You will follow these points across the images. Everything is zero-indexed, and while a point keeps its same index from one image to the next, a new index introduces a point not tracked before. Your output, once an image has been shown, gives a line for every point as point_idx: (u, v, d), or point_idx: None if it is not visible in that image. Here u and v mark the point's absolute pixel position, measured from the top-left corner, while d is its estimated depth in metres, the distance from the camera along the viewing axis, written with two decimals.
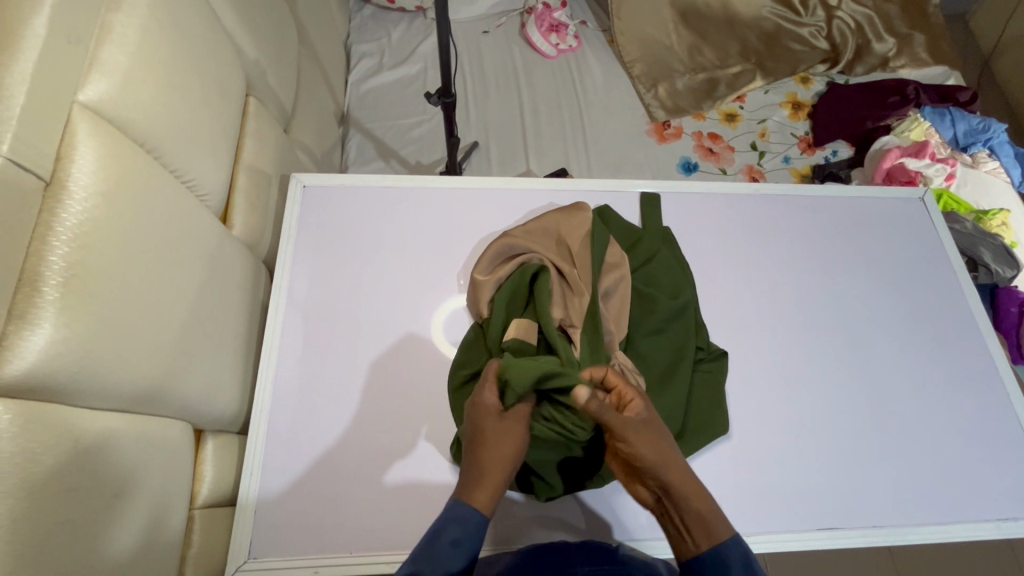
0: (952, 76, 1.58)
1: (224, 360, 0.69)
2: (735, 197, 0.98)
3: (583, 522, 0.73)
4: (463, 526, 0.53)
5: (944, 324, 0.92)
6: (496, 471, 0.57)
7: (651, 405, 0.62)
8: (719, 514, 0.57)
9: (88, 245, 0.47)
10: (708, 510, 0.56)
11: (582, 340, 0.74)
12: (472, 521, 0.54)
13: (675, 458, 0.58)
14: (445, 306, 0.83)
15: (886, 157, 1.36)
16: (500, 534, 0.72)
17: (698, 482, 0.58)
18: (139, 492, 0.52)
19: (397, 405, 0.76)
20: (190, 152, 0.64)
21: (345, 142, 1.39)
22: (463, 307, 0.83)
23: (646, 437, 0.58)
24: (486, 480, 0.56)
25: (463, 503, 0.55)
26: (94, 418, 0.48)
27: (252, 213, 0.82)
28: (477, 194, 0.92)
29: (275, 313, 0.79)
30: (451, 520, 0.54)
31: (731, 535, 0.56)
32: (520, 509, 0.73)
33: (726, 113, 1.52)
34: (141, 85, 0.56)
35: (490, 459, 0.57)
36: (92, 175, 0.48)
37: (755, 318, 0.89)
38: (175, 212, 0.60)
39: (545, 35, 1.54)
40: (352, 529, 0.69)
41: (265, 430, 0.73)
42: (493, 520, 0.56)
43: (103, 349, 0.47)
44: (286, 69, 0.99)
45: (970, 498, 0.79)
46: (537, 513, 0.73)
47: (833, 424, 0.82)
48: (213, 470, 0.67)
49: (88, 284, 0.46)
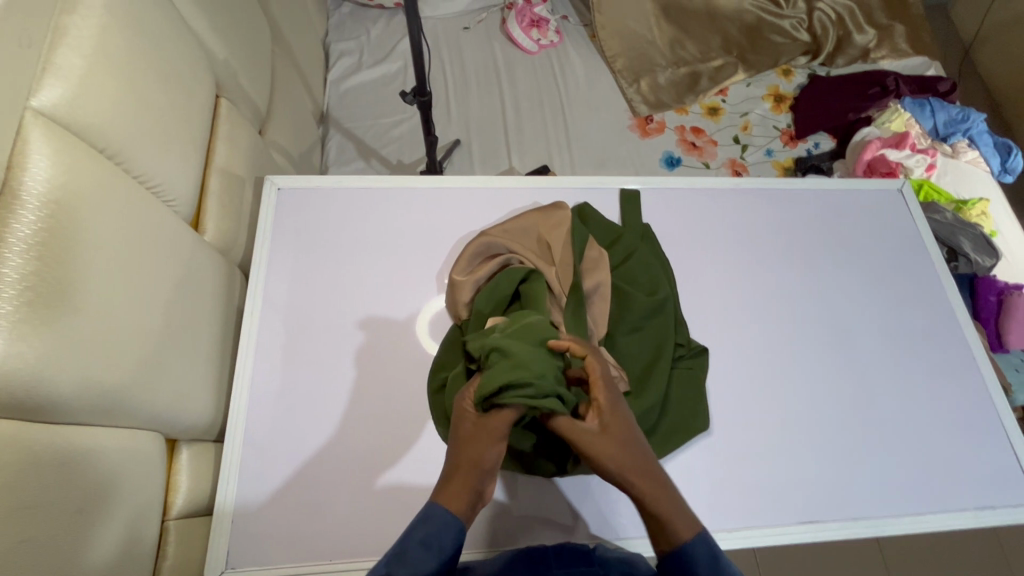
0: (932, 66, 1.59)
1: (197, 368, 0.68)
2: (715, 192, 0.98)
3: (568, 520, 0.73)
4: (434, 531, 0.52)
5: (922, 316, 0.92)
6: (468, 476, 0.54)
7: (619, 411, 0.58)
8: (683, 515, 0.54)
9: (44, 254, 0.46)
10: (672, 509, 0.54)
11: None
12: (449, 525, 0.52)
13: (636, 458, 0.55)
14: (429, 306, 0.82)
15: (867, 149, 1.36)
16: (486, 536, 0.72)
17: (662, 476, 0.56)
18: (109, 507, 0.51)
19: (376, 410, 0.75)
20: (154, 156, 0.62)
21: (324, 143, 1.37)
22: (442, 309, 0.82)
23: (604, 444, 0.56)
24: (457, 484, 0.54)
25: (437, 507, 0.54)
26: (56, 432, 0.47)
27: (225, 218, 0.80)
28: (455, 193, 0.91)
29: (251, 318, 0.78)
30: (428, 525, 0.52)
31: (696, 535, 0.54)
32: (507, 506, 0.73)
33: (709, 107, 1.52)
34: (101, 89, 0.55)
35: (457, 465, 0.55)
36: (47, 182, 0.47)
37: (736, 312, 0.89)
38: (139, 219, 0.58)
39: (526, 31, 1.53)
40: (332, 536, 0.68)
41: (243, 439, 0.72)
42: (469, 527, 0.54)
43: (62, 362, 0.46)
44: (260, 70, 0.97)
45: (950, 487, 0.80)
46: (523, 512, 0.73)
47: (814, 418, 0.83)
48: (188, 480, 0.66)
49: (45, 295, 0.45)
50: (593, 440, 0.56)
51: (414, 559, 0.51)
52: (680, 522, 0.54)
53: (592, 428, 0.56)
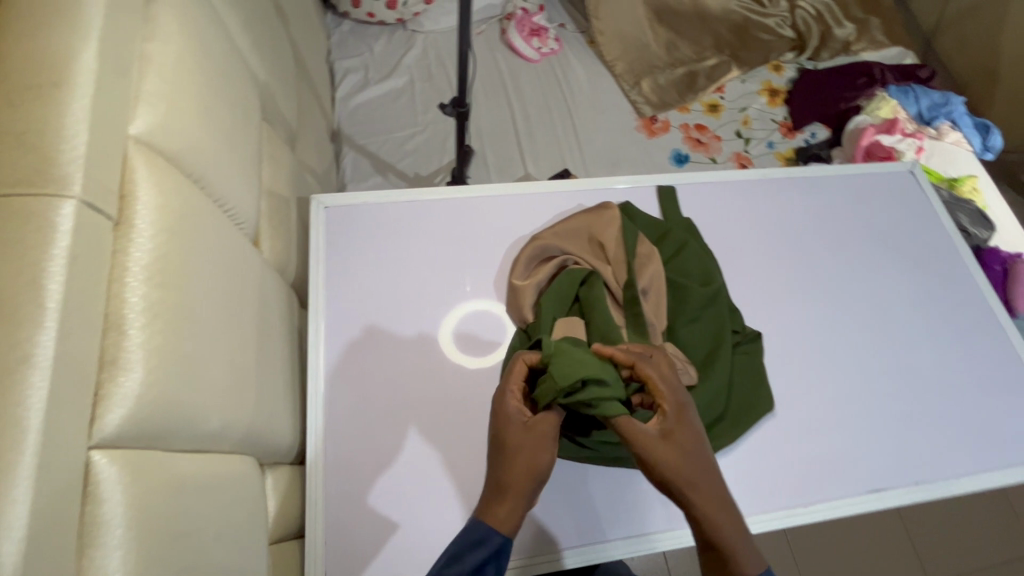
0: (908, 56, 1.69)
1: (276, 392, 0.67)
2: (742, 184, 1.02)
3: (599, 539, 0.73)
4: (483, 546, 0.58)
5: (946, 288, 0.98)
6: (525, 490, 0.58)
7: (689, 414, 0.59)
8: (746, 548, 0.55)
9: (165, 280, 0.45)
10: (739, 541, 0.54)
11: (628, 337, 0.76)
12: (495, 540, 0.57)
13: (704, 477, 0.56)
14: (447, 318, 0.81)
15: (863, 136, 1.43)
16: (569, 535, 0.73)
17: (724, 505, 0.56)
18: (234, 533, 0.50)
19: (452, 420, 0.75)
20: (229, 179, 0.62)
21: (339, 160, 1.37)
22: (461, 321, 0.81)
23: (673, 454, 0.56)
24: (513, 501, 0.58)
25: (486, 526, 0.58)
26: (185, 462, 0.46)
27: (279, 238, 0.80)
28: (499, 201, 0.92)
29: (317, 337, 0.78)
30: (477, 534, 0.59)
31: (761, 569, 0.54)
32: (538, 518, 0.73)
33: (709, 104, 1.57)
34: (186, 115, 0.55)
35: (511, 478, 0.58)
36: (157, 208, 0.47)
37: (777, 298, 0.93)
38: (223, 243, 0.58)
39: (527, 40, 1.56)
40: (426, 550, 0.68)
41: (324, 458, 0.71)
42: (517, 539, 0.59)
43: (187, 388, 0.45)
44: (289, 90, 0.97)
45: (994, 447, 0.85)
46: (555, 528, 0.73)
47: (863, 392, 0.87)
48: (278, 504, 0.65)
49: (170, 321, 0.45)
50: (655, 448, 0.57)
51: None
52: (746, 554, 0.54)
53: (655, 432, 0.58)
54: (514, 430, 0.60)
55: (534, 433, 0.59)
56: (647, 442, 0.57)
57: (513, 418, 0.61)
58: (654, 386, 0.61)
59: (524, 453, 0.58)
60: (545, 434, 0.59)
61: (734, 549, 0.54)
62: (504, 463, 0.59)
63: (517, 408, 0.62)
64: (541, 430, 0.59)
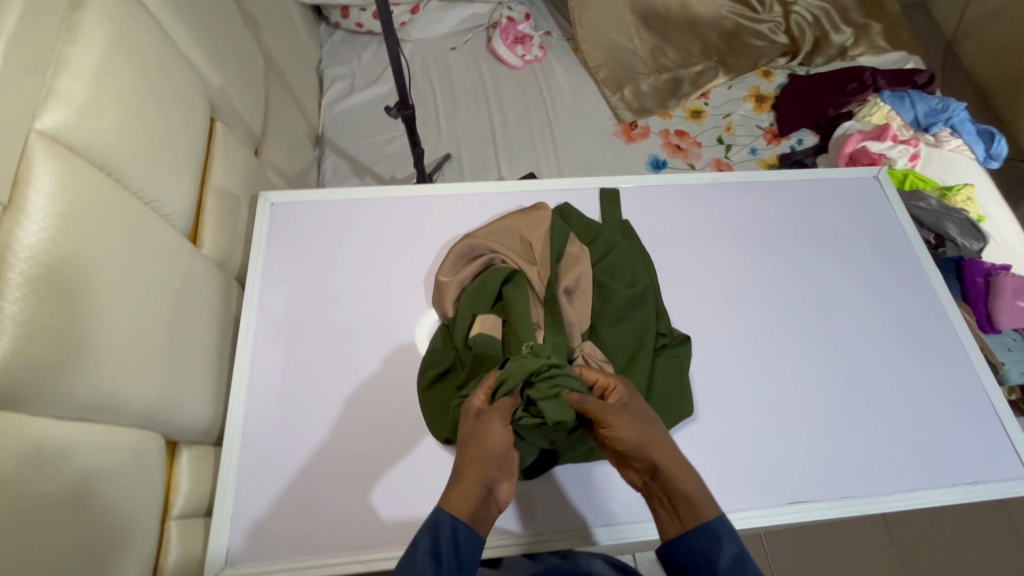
0: (910, 60, 1.62)
1: (192, 375, 0.71)
2: (694, 188, 1.01)
3: (627, 519, 0.74)
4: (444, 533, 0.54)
5: (903, 298, 0.93)
6: (479, 470, 0.58)
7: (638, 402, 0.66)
8: (703, 496, 0.59)
9: (44, 263, 0.50)
10: (697, 490, 0.59)
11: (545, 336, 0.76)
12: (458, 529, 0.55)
13: (657, 442, 0.61)
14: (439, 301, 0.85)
15: (848, 142, 1.40)
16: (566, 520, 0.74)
17: (682, 463, 0.60)
18: (100, 500, 0.54)
19: (370, 411, 0.77)
20: (151, 174, 0.67)
21: (320, 163, 1.43)
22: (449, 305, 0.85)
23: (632, 427, 0.62)
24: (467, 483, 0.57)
25: (447, 515, 0.55)
26: (56, 428, 0.50)
27: (222, 232, 0.84)
28: (441, 200, 0.94)
29: (248, 325, 0.82)
30: (441, 530, 0.54)
31: (717, 517, 0.57)
32: (566, 497, 0.76)
33: (692, 110, 1.56)
34: (99, 113, 0.59)
35: (471, 457, 0.59)
36: (50, 196, 0.51)
37: (718, 303, 0.90)
38: (136, 231, 0.63)
39: (511, 47, 1.59)
40: (327, 533, 0.70)
41: (239, 440, 0.75)
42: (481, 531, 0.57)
43: (60, 361, 0.50)
44: (253, 94, 1.03)
45: (939, 464, 0.80)
46: (564, 508, 0.75)
47: (800, 401, 0.83)
48: (189, 481, 0.69)
49: (46, 299, 0.49)
50: (615, 417, 0.62)
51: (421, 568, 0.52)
52: (703, 502, 0.58)
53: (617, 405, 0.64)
54: (471, 419, 0.63)
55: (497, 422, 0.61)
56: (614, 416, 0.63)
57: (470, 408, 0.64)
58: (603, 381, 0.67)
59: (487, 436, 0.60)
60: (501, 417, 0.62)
61: (697, 501, 0.58)
62: (461, 447, 0.60)
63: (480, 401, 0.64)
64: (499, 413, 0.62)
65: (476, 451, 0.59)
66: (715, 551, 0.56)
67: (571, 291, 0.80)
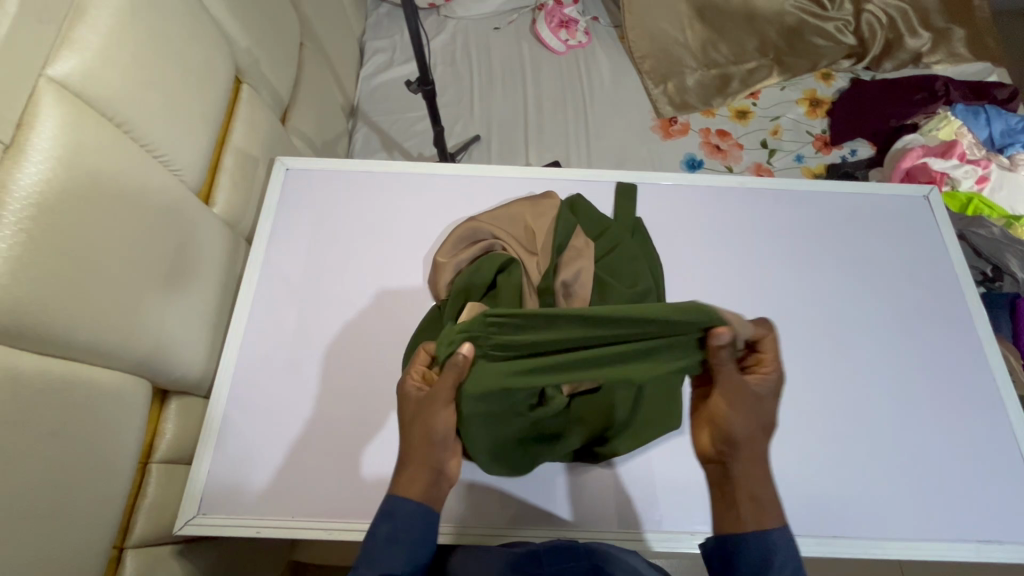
0: (994, 72, 1.47)
1: (189, 327, 0.73)
2: (719, 190, 0.95)
3: (689, 530, 0.71)
4: (401, 517, 0.55)
5: (937, 330, 0.85)
6: (426, 457, 0.56)
7: (772, 395, 0.59)
8: (774, 506, 0.56)
9: (39, 204, 0.52)
10: (767, 495, 0.57)
11: None
12: (410, 504, 0.55)
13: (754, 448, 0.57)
14: None
15: (906, 157, 1.28)
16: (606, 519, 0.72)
17: (763, 473, 0.57)
18: (78, 434, 0.57)
19: (354, 383, 0.78)
20: (162, 128, 0.68)
21: (352, 134, 1.44)
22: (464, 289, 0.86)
23: (747, 414, 0.57)
24: (416, 468, 0.56)
25: (399, 496, 0.56)
26: (36, 363, 0.53)
27: (235, 192, 0.86)
28: (452, 180, 0.93)
29: (249, 284, 0.84)
30: (393, 512, 0.55)
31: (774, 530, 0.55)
32: (627, 494, 0.73)
33: (737, 110, 1.47)
34: (112, 65, 0.61)
35: (414, 445, 0.57)
36: (53, 141, 0.54)
37: (729, 314, 0.85)
38: (142, 183, 0.65)
39: (555, 31, 1.55)
40: (297, 496, 0.72)
41: (226, 394, 0.77)
42: (437, 503, 0.57)
43: (45, 300, 0.52)
44: (284, 60, 1.04)
45: (949, 516, 0.73)
46: (594, 505, 0.72)
47: (804, 429, 0.78)
48: (174, 428, 0.72)
49: (38, 240, 0.51)
50: (740, 402, 0.57)
51: (383, 558, 0.53)
52: (771, 509, 0.56)
53: (756, 392, 0.57)
54: (410, 403, 0.58)
55: (438, 401, 0.57)
56: (745, 399, 0.57)
57: (409, 392, 0.59)
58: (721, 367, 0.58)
59: (422, 419, 0.57)
60: (443, 398, 0.57)
61: (765, 505, 0.56)
62: (404, 436, 0.58)
63: (416, 385, 0.59)
64: (440, 394, 0.57)
65: (420, 440, 0.56)
66: (766, 553, 0.54)
67: (568, 287, 0.78)
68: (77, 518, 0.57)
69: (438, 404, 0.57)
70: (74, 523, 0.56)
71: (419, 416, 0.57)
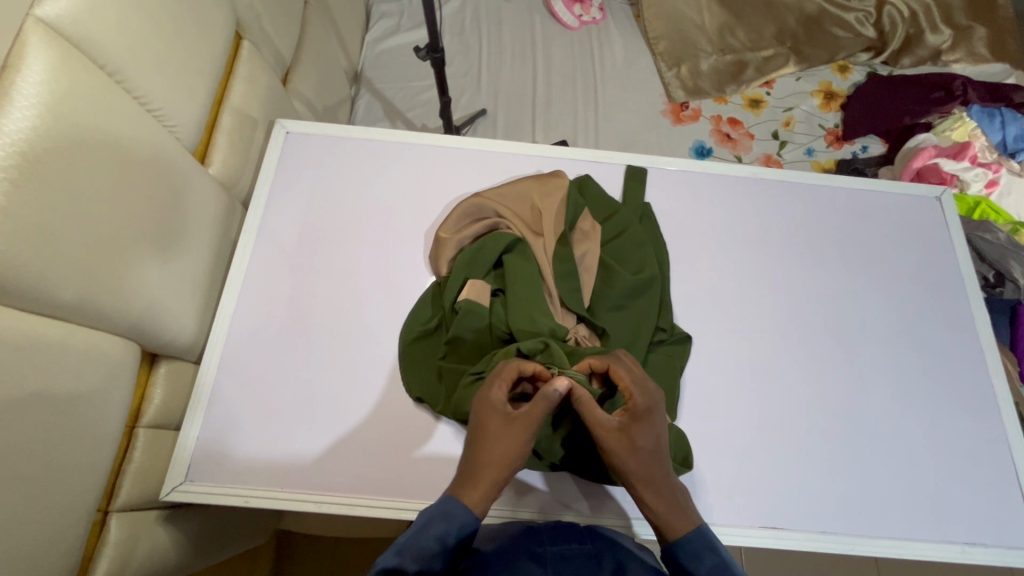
0: (1013, 75, 1.44)
1: (181, 291, 0.71)
2: (731, 179, 0.93)
3: None
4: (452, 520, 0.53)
5: (940, 333, 0.85)
6: (496, 475, 0.56)
7: (643, 417, 0.59)
8: (679, 516, 0.57)
9: (23, 153, 0.49)
10: (668, 510, 0.57)
11: (533, 308, 0.72)
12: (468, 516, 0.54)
13: (654, 463, 0.58)
14: None
15: (918, 156, 1.26)
16: (591, 501, 0.72)
17: (672, 487, 0.58)
18: (63, 396, 0.55)
19: (351, 355, 0.77)
20: (156, 80, 0.65)
21: (354, 101, 1.40)
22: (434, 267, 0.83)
23: (621, 447, 0.58)
24: (485, 481, 0.55)
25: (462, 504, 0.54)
26: (19, 321, 0.50)
27: (233, 154, 0.83)
28: (457, 154, 0.90)
29: (244, 249, 0.81)
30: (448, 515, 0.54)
31: (690, 533, 0.56)
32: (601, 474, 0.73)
33: (751, 98, 1.44)
34: (102, 9, 0.58)
35: (488, 462, 0.56)
36: (39, 86, 0.50)
37: (731, 305, 0.84)
38: (135, 137, 0.62)
39: (569, 6, 1.50)
40: (288, 467, 0.71)
41: (217, 361, 0.75)
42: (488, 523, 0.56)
43: (29, 254, 0.49)
44: (287, 17, 1.00)
45: (938, 517, 0.74)
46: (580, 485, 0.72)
47: (801, 424, 0.78)
48: (162, 393, 0.71)
49: (23, 190, 0.49)
50: (612, 440, 0.58)
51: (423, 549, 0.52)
52: (677, 522, 0.56)
53: (614, 424, 0.58)
54: (495, 420, 0.57)
55: (522, 426, 0.57)
56: (605, 432, 0.58)
57: (496, 406, 0.58)
58: (626, 387, 0.61)
59: (502, 443, 0.56)
60: (531, 424, 0.57)
61: (668, 520, 0.56)
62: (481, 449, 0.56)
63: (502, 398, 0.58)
64: (529, 419, 0.57)
65: (498, 457, 0.56)
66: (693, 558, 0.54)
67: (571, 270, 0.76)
68: (61, 480, 0.56)
69: (519, 432, 0.56)
70: (57, 486, 0.55)
71: (501, 434, 0.57)
